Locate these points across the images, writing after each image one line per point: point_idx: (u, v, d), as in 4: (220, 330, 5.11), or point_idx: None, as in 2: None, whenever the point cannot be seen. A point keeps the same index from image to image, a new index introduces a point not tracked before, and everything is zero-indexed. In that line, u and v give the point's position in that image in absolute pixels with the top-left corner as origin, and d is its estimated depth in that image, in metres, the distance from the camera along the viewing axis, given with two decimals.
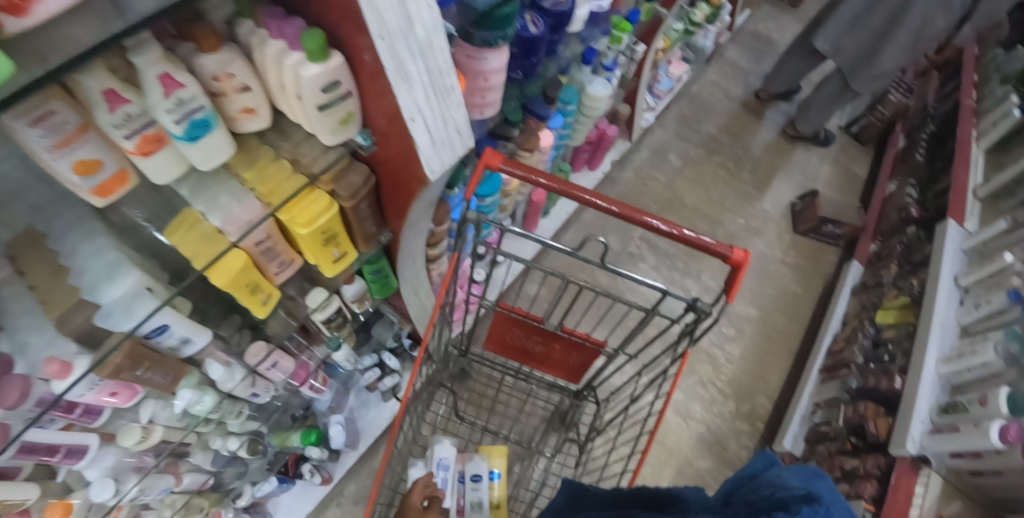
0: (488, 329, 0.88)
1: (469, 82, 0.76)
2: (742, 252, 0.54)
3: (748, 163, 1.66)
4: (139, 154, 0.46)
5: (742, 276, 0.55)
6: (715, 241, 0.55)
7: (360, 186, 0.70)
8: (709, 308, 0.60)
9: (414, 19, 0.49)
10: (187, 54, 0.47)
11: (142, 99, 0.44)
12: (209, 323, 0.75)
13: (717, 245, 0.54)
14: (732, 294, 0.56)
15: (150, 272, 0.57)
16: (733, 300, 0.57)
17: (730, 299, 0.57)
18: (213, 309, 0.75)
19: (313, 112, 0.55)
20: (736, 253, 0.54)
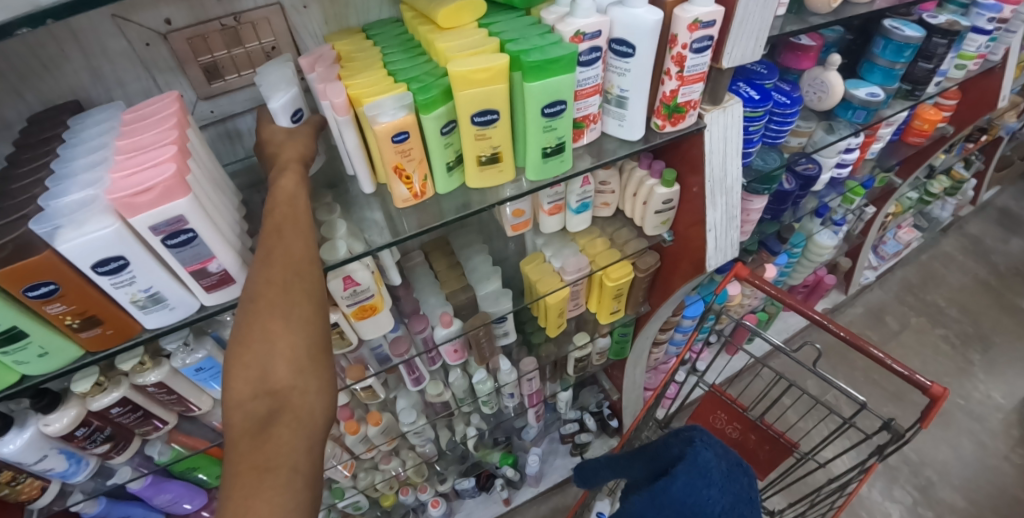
0: (694, 407, 1.07)
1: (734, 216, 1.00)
2: (940, 388, 0.74)
3: (977, 342, 1.57)
4: (548, 213, 0.82)
5: (939, 407, 0.74)
6: (917, 377, 0.76)
7: (652, 266, 0.92)
8: (901, 431, 0.78)
9: (727, 174, 0.79)
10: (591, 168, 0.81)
11: (568, 189, 0.80)
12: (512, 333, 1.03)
13: (922, 380, 0.75)
14: (926, 422, 0.75)
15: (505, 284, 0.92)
16: (926, 426, 0.76)
17: (924, 425, 0.75)
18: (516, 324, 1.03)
19: (650, 213, 0.83)
20: (936, 388, 0.74)
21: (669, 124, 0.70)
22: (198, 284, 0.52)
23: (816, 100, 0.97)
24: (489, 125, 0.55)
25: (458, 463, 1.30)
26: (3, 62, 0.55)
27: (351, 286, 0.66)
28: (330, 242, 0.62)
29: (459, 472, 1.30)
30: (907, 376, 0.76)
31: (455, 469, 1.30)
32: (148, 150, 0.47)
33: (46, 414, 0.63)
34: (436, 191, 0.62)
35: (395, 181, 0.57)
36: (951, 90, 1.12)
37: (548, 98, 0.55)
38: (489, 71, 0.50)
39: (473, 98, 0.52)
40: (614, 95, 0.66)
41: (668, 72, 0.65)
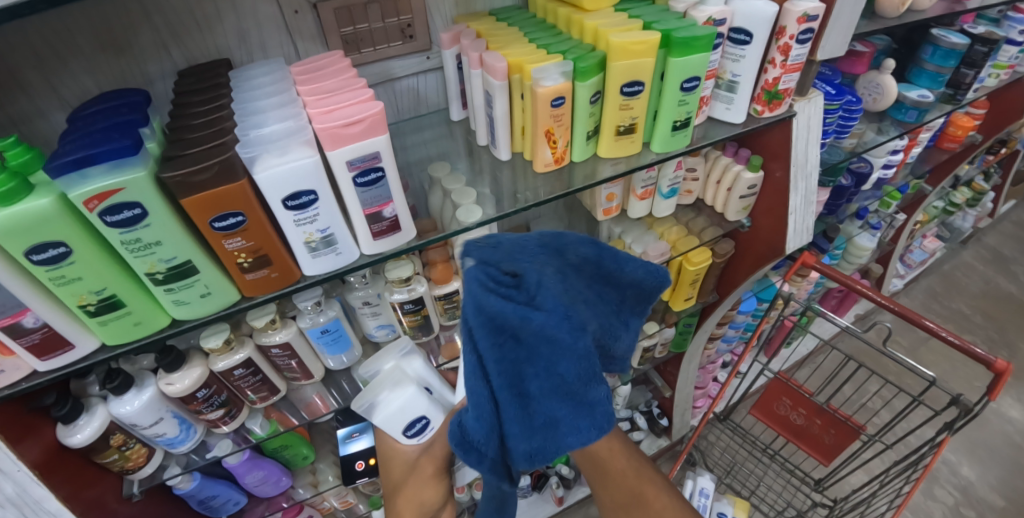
0: (756, 396, 1.09)
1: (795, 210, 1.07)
2: (1004, 363, 0.76)
3: (1004, 348, 1.63)
4: (639, 196, 0.85)
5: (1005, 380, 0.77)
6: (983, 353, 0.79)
7: (728, 252, 0.95)
8: (970, 405, 0.81)
9: (808, 159, 0.85)
10: None
11: (660, 173, 0.84)
12: None
13: (987, 356, 0.77)
14: (994, 394, 0.78)
15: None
16: (994, 398, 0.79)
17: (992, 397, 0.78)
18: None
19: (735, 198, 0.88)
20: (999, 363, 0.77)
21: (768, 110, 0.76)
22: (368, 229, 0.54)
23: (871, 101, 1.08)
24: (634, 96, 0.59)
25: None
26: (160, 16, 0.58)
27: None
28: (464, 207, 0.66)
29: None
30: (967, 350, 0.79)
31: None
32: (340, 92, 0.50)
33: (171, 371, 0.64)
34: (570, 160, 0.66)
35: (541, 144, 0.61)
36: (981, 100, 1.23)
37: (690, 73, 0.60)
38: (648, 43, 0.55)
39: (626, 69, 0.57)
40: (725, 81, 0.72)
41: (773, 61, 0.71)
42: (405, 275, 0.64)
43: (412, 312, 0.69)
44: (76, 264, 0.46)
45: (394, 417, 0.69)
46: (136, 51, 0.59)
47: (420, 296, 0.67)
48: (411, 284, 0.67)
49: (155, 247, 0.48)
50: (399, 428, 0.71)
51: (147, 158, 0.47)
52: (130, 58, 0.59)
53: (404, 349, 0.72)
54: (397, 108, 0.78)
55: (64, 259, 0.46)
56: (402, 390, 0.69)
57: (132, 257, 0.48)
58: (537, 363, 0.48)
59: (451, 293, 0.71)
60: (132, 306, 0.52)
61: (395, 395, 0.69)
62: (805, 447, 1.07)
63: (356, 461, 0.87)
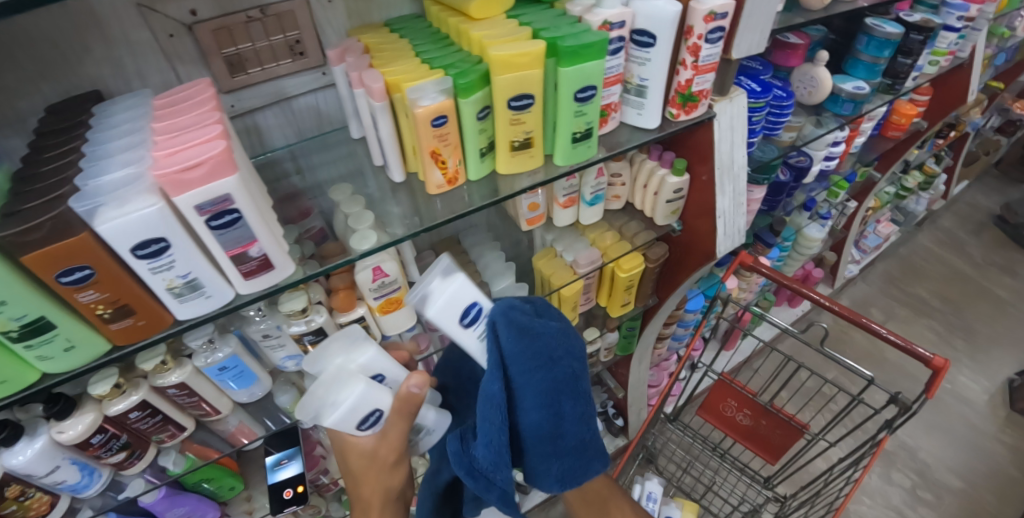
0: (703, 396, 1.08)
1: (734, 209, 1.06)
2: (942, 360, 0.74)
3: (959, 329, 1.65)
4: (563, 205, 0.82)
5: (944, 377, 0.74)
6: (922, 350, 0.76)
7: (662, 257, 0.93)
8: (910, 402, 0.78)
9: (734, 161, 0.83)
10: None
11: (582, 181, 0.81)
12: None
13: (924, 354, 0.75)
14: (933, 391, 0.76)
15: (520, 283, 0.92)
16: (932, 395, 0.77)
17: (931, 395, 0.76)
18: None
19: (662, 203, 0.85)
20: (937, 360, 0.74)
21: (683, 113, 0.73)
22: (236, 270, 0.51)
23: (807, 95, 1.07)
24: (524, 110, 0.55)
25: None
26: (22, 50, 0.53)
27: (379, 278, 0.65)
28: (359, 232, 0.63)
29: None
30: (908, 349, 0.76)
31: None
32: (190, 130, 0.47)
33: (61, 420, 0.61)
34: (466, 180, 0.63)
35: (429, 165, 0.57)
36: (924, 87, 1.23)
37: (581, 83, 0.56)
38: (530, 55, 0.51)
39: (511, 82, 0.53)
40: (634, 85, 0.68)
41: (683, 62, 0.68)
42: (300, 307, 0.62)
43: (314, 342, 0.66)
44: None
45: (346, 418, 0.58)
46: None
47: (319, 326, 0.64)
48: (309, 315, 0.64)
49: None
50: (353, 428, 0.59)
51: None
52: None
53: (357, 336, 0.62)
54: (299, 127, 0.74)
55: None
56: (356, 382, 0.58)
57: None
58: (560, 406, 0.59)
59: (357, 319, 0.67)
60: None
61: (347, 391, 0.58)
62: (752, 447, 1.07)
63: (284, 488, 0.85)
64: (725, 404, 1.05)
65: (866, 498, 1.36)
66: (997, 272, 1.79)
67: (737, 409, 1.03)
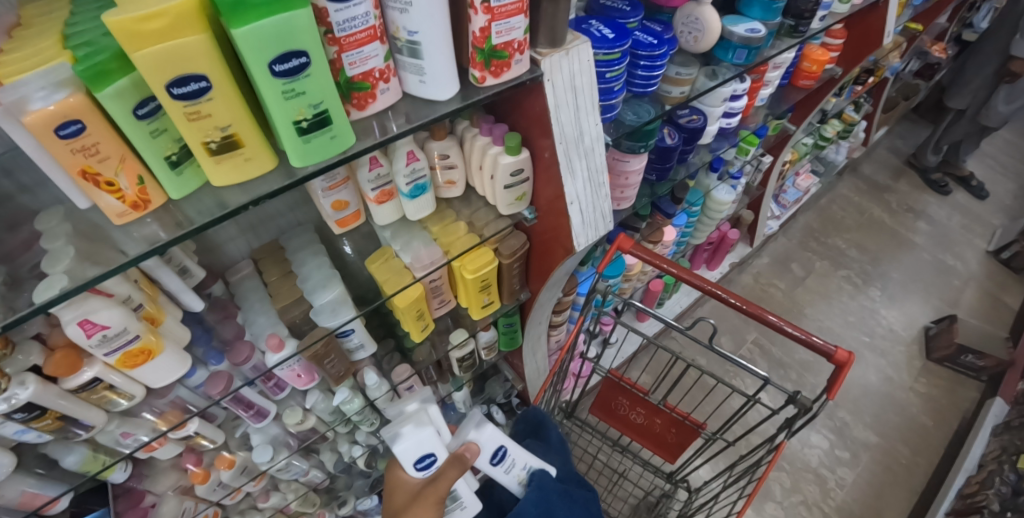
0: (597, 395, 0.99)
1: (612, 181, 0.94)
2: (846, 353, 0.63)
3: (879, 279, 1.61)
4: (375, 201, 0.68)
5: (846, 374, 0.63)
6: (821, 342, 0.65)
7: (518, 249, 0.81)
8: (807, 404, 0.68)
9: (583, 132, 0.70)
10: (421, 140, 0.69)
11: (393, 168, 0.66)
12: (382, 336, 0.89)
13: (826, 346, 0.63)
14: (834, 392, 0.64)
15: (355, 292, 0.78)
16: (832, 396, 0.66)
17: (831, 397, 0.64)
18: (381, 327, 0.89)
19: (501, 189, 0.72)
20: (839, 354, 0.63)
21: (488, 75, 0.58)
22: None
23: (692, 42, 0.91)
24: (200, 97, 0.39)
25: (354, 484, 1.15)
26: None
27: (96, 331, 0.50)
28: (47, 279, 0.47)
29: (354, 493, 1.15)
30: (805, 340, 0.64)
31: (351, 490, 1.15)
32: None
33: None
34: (174, 198, 0.47)
35: (92, 190, 0.42)
36: (836, 28, 1.11)
37: (274, 50, 0.39)
38: (161, 18, 0.34)
39: (159, 63, 0.36)
40: (404, 42, 0.51)
41: (473, 4, 0.53)
42: None
43: (32, 418, 0.52)
44: None
45: None
46: None
47: (28, 402, 0.50)
48: (8, 392, 0.49)
49: None
50: None
51: None
52: None
53: None
54: None
55: None
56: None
57: None
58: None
59: (86, 384, 0.54)
60: None
61: None
62: (650, 445, 0.99)
63: None
64: (618, 401, 0.97)
65: (786, 463, 1.32)
66: (912, 217, 1.76)
67: (629, 407, 0.95)
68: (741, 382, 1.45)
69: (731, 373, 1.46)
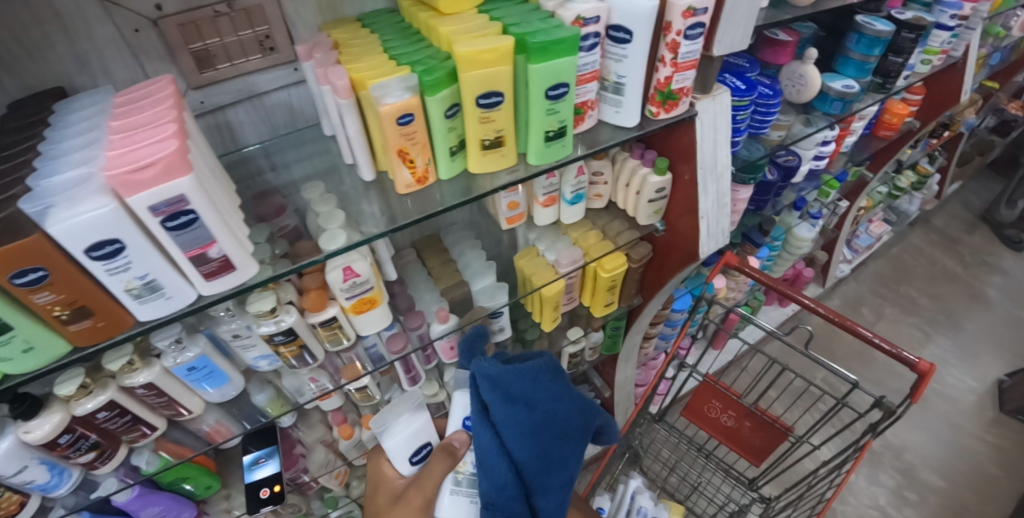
0: (689, 398, 1.08)
1: None
2: (928, 364, 0.75)
3: (949, 329, 1.65)
4: (543, 204, 0.82)
5: (929, 381, 0.75)
6: (906, 354, 0.77)
7: (645, 256, 0.93)
8: (892, 408, 0.81)
9: (717, 161, 0.82)
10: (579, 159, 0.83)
11: (562, 179, 0.81)
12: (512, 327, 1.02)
13: (910, 357, 0.75)
14: (918, 397, 0.76)
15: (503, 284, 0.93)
16: (915, 401, 0.79)
17: (915, 400, 0.77)
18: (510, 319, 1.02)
19: (644, 203, 0.85)
20: (922, 364, 0.75)
21: (663, 111, 0.72)
22: (196, 271, 0.50)
23: (795, 94, 1.03)
24: (493, 108, 0.55)
25: None
26: None
27: (351, 277, 0.64)
28: (328, 232, 0.62)
29: None
30: (894, 353, 0.76)
31: None
32: (144, 129, 0.46)
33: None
34: (438, 179, 0.62)
35: (398, 165, 0.56)
36: (917, 85, 1.18)
37: (551, 81, 0.55)
38: (495, 51, 0.51)
39: (480, 79, 0.52)
40: (611, 82, 0.67)
41: (663, 59, 0.67)
42: (269, 308, 0.61)
43: (286, 343, 0.65)
44: None
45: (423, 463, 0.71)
46: None
47: (289, 327, 0.64)
48: (279, 316, 0.63)
49: None
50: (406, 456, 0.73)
51: None
52: None
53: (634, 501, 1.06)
54: (272, 124, 0.73)
55: None
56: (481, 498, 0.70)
57: None
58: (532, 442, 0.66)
59: (328, 320, 0.66)
60: (19, 330, 0.48)
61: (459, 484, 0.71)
62: (736, 448, 1.06)
63: (261, 488, 0.83)
64: (711, 403, 1.04)
65: (852, 499, 1.36)
66: (984, 270, 1.80)
67: (720, 408, 1.03)
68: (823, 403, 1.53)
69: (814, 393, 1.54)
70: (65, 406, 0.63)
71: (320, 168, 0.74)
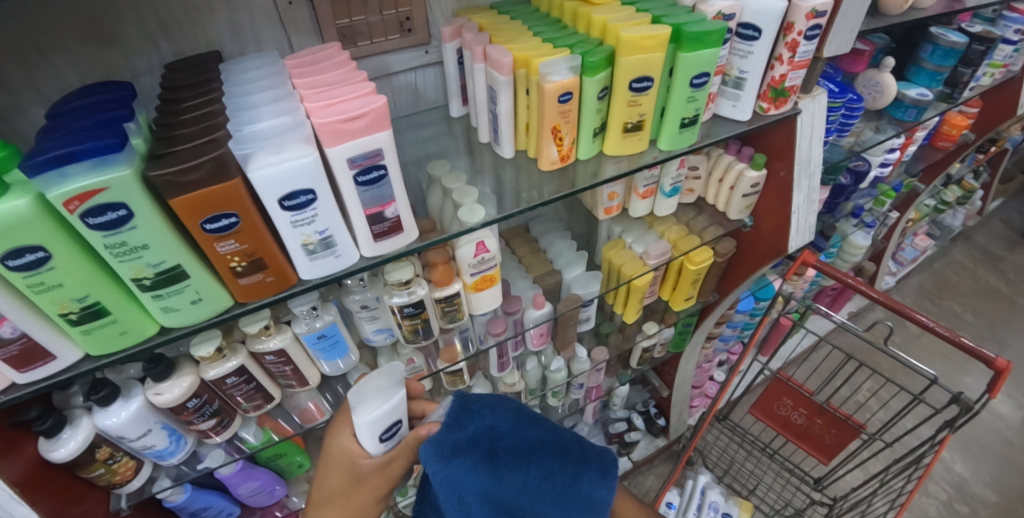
0: (757, 396, 1.09)
1: None
2: (1005, 362, 0.76)
3: (994, 344, 1.67)
4: (641, 195, 0.84)
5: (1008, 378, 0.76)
6: (984, 350, 0.78)
7: (730, 251, 0.95)
8: (971, 404, 0.81)
9: (812, 158, 0.83)
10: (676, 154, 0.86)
11: (662, 172, 0.83)
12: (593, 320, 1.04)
13: (988, 354, 0.76)
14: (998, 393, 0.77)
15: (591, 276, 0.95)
16: (995, 396, 0.80)
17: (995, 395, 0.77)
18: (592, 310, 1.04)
19: (738, 198, 0.87)
20: (1000, 362, 0.76)
21: (774, 107, 0.75)
22: (369, 230, 0.51)
23: (870, 101, 1.05)
24: (643, 92, 0.57)
25: None
26: (146, 4, 0.55)
27: (481, 253, 0.66)
28: (465, 206, 0.63)
29: None
30: (953, 340, 0.77)
31: None
32: (340, 86, 0.48)
33: (106, 406, 0.61)
34: (575, 159, 0.64)
35: (547, 142, 0.59)
36: (975, 99, 1.19)
37: (697, 69, 0.58)
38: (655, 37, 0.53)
39: (638, 64, 0.55)
40: (732, 77, 0.70)
41: (780, 57, 0.70)
42: (405, 278, 0.62)
43: (411, 316, 0.66)
44: (58, 271, 0.44)
45: (372, 426, 0.55)
46: (122, 45, 0.56)
47: (420, 299, 0.65)
48: (411, 287, 0.64)
49: (142, 252, 0.45)
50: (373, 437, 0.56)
51: (133, 155, 0.44)
52: (115, 48, 0.56)
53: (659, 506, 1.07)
54: (395, 104, 0.75)
55: (42, 266, 0.43)
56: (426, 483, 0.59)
57: (118, 263, 0.45)
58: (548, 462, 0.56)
59: (452, 295, 0.68)
60: (192, 279, 0.50)
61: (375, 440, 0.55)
62: (805, 446, 1.07)
63: None
64: (781, 400, 1.05)
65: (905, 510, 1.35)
66: None
67: (789, 405, 1.04)
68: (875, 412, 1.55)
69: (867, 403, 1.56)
70: (194, 369, 0.64)
71: (436, 149, 0.76)
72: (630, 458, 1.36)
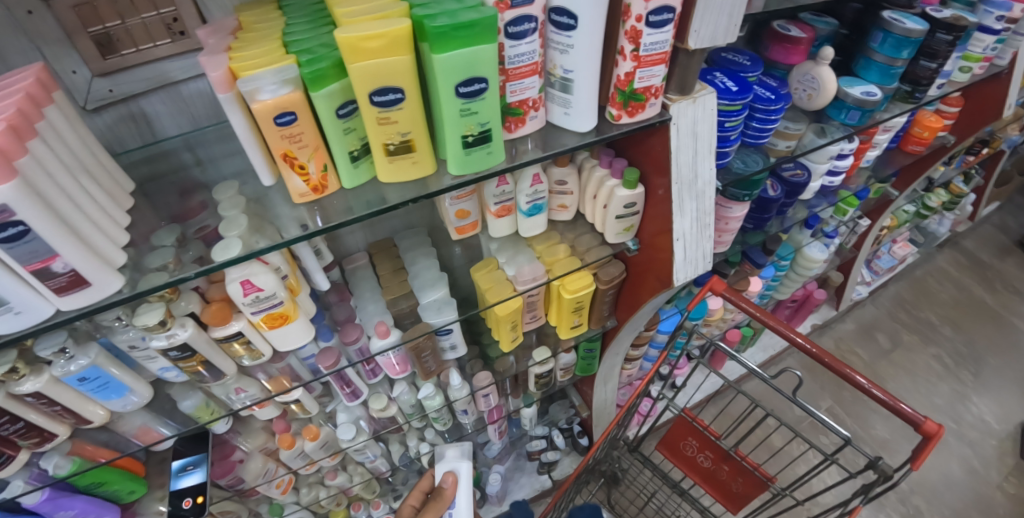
0: (665, 433, 0.98)
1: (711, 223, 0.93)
2: (935, 426, 0.60)
3: (972, 362, 1.51)
4: (495, 214, 0.73)
5: (934, 446, 0.60)
6: (910, 409, 0.62)
7: (615, 277, 0.85)
8: (889, 472, 0.65)
9: (698, 175, 0.70)
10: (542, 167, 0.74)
11: (517, 187, 0.71)
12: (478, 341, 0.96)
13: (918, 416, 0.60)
14: (918, 463, 0.62)
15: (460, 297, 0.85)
16: (917, 468, 0.62)
17: (915, 467, 0.62)
18: (479, 329, 0.96)
19: (612, 218, 0.76)
20: (929, 424, 0.60)
21: (625, 114, 0.61)
22: (43, 286, 0.45)
23: (806, 99, 0.89)
24: (393, 106, 0.46)
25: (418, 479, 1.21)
26: None
27: (252, 291, 0.57)
28: (225, 241, 0.54)
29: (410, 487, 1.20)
30: (891, 405, 0.63)
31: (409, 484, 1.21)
32: None
33: None
34: (345, 185, 0.54)
35: (287, 171, 0.50)
36: (953, 96, 1.02)
37: (461, 75, 0.46)
38: (382, 39, 0.41)
39: (371, 72, 0.43)
40: (558, 77, 0.57)
41: (623, 50, 0.56)
42: (157, 321, 0.55)
43: (183, 358, 0.60)
44: None
45: None
46: None
47: (184, 342, 0.58)
48: (171, 330, 0.57)
49: None
50: None
51: None
52: None
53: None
54: (192, 115, 0.66)
55: None
56: None
57: None
58: None
59: (232, 335, 0.61)
60: None
61: None
62: (712, 492, 0.96)
63: (185, 498, 0.76)
64: (687, 440, 0.94)
65: None
66: (1017, 301, 1.65)
67: (696, 447, 0.93)
68: (822, 440, 1.43)
69: (810, 430, 1.44)
70: None
71: (246, 165, 0.67)
72: (549, 476, 1.28)
